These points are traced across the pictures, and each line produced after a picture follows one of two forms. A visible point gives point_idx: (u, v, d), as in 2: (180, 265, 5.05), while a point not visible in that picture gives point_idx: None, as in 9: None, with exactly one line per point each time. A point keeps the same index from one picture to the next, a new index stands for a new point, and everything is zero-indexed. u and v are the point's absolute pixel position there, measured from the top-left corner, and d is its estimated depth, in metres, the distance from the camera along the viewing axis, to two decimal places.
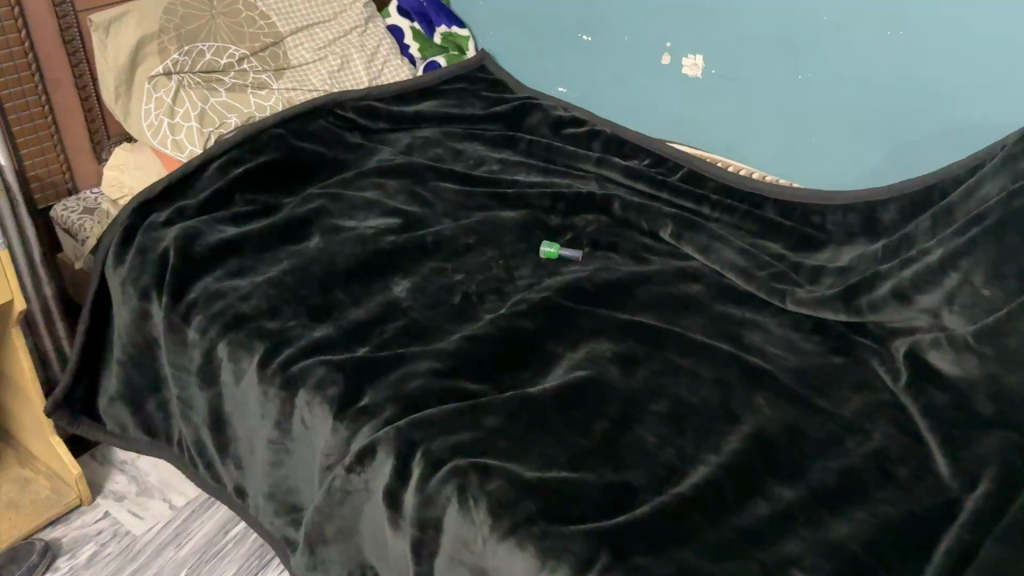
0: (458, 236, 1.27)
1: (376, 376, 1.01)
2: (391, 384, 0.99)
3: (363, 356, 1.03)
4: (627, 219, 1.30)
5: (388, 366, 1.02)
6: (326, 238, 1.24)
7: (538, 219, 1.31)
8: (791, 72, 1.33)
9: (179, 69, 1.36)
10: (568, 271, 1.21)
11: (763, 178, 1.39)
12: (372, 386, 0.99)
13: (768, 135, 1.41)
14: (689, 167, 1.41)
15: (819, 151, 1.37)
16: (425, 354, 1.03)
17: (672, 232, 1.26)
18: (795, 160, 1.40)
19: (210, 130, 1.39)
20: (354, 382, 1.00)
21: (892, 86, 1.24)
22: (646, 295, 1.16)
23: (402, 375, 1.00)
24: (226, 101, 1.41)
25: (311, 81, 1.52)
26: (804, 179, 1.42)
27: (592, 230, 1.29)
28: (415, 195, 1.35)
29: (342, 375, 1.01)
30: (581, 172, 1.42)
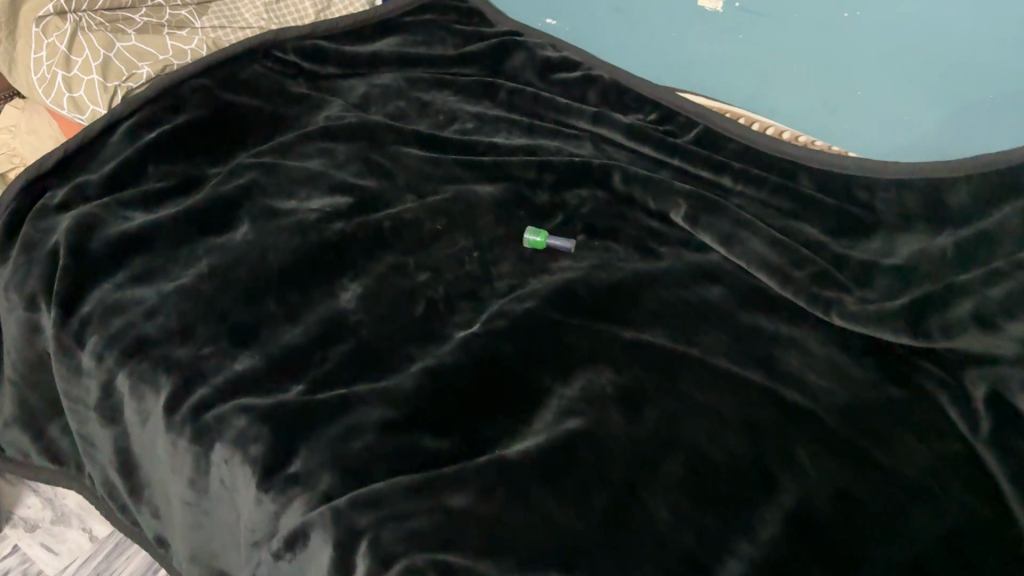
0: (423, 221, 1.03)
1: (312, 428, 0.79)
2: (332, 442, 0.77)
3: (297, 399, 0.81)
4: (630, 196, 1.07)
5: (328, 415, 0.80)
6: (259, 225, 1.00)
7: (521, 196, 1.07)
8: (833, 10, 1.07)
9: (75, 7, 1.07)
10: (558, 269, 0.98)
11: (796, 139, 1.15)
12: (307, 444, 0.78)
13: (802, 84, 1.16)
14: (706, 124, 1.16)
15: (867, 108, 1.12)
16: (376, 397, 0.81)
17: (685, 215, 1.02)
18: (834, 115, 1.16)
19: (117, 84, 1.11)
20: (284, 437, 0.78)
21: (964, 31, 0.98)
22: (654, 303, 0.93)
23: (346, 429, 0.78)
24: (137, 44, 1.13)
25: (243, 18, 1.27)
26: (843, 138, 1.17)
27: (588, 211, 1.05)
28: (371, 164, 1.10)
29: (270, 428, 0.79)
30: (574, 131, 1.18)
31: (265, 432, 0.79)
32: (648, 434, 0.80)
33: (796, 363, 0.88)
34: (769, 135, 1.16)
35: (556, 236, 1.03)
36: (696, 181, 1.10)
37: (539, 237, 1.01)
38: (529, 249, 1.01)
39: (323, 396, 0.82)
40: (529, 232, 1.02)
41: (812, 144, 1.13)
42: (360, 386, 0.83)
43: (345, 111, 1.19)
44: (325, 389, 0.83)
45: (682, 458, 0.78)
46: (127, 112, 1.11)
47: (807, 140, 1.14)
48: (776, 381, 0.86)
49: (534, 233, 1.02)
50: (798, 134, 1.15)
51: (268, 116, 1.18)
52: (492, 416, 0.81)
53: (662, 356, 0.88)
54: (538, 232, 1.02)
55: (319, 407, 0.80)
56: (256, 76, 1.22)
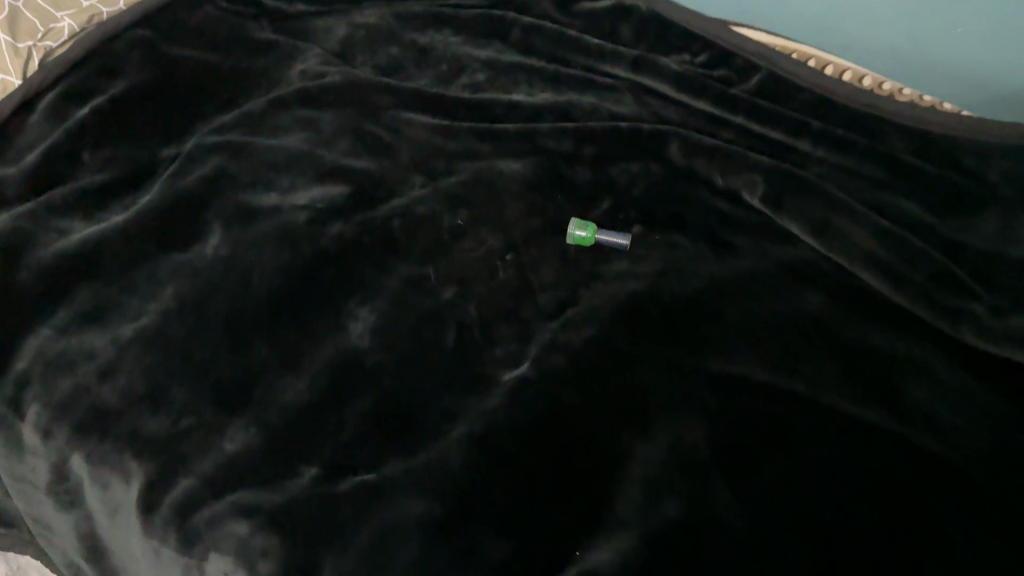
0: (439, 218, 0.84)
1: (342, 534, 0.61)
2: (370, 557, 0.60)
3: (318, 493, 0.63)
4: (690, 169, 0.87)
5: (360, 513, 0.62)
6: (234, 232, 0.79)
7: (556, 174, 0.87)
8: None
9: None
10: (614, 277, 0.79)
11: (881, 87, 0.95)
12: (336, 559, 0.60)
13: (886, 21, 0.95)
14: (773, 70, 0.95)
15: (970, 47, 0.92)
16: (418, 484, 0.64)
17: (764, 195, 0.83)
18: (925, 56, 0.96)
19: (29, 46, 0.86)
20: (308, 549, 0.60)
21: None
22: (740, 320, 0.75)
23: (386, 536, 0.61)
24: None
25: None
26: (934, 84, 0.98)
27: (639, 194, 0.86)
28: (365, 141, 0.89)
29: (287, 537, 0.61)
30: (609, 81, 0.96)
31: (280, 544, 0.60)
32: (761, 516, 0.63)
33: (921, 394, 0.71)
34: (846, 80, 0.96)
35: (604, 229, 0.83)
36: (766, 145, 0.90)
37: (586, 232, 0.81)
38: (574, 247, 0.82)
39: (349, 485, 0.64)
40: (573, 225, 0.82)
41: (899, 93, 0.94)
42: (393, 468, 0.65)
43: (324, 63, 0.96)
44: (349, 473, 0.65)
45: (806, 541, 0.62)
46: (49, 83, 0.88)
47: (893, 88, 0.95)
48: (902, 420, 0.70)
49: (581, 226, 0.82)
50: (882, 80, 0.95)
51: (229, 75, 0.94)
52: (565, 498, 0.64)
53: (760, 395, 0.71)
54: (585, 223, 0.82)
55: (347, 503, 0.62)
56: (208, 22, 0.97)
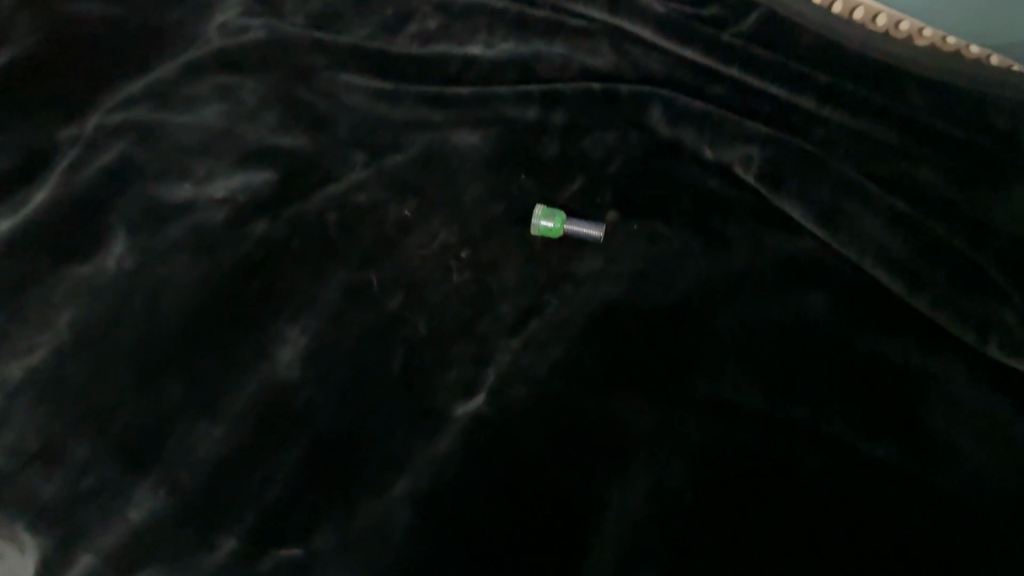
0: (382, 208, 0.72)
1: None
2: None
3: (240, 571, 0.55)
4: (674, 139, 0.74)
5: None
6: (142, 239, 0.68)
7: (520, 148, 0.75)
8: None
9: None
10: (586, 278, 0.68)
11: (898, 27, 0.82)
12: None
13: None
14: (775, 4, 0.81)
15: None
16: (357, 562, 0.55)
17: (760, 174, 0.71)
18: None
19: None
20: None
21: None
22: (732, 334, 0.65)
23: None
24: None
25: None
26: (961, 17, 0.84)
27: (616, 172, 0.74)
28: (297, 113, 0.76)
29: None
30: (582, 23, 0.82)
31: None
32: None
33: (940, 420, 0.62)
34: (857, 18, 0.83)
35: (573, 217, 0.72)
36: (764, 105, 0.77)
37: (553, 223, 0.70)
38: (540, 240, 0.71)
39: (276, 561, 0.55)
40: (538, 216, 0.71)
41: (918, 35, 0.81)
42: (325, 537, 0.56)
43: (246, 13, 0.81)
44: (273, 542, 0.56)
45: None
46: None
47: (912, 29, 0.81)
48: (919, 454, 0.60)
49: (548, 216, 0.71)
50: (899, 19, 0.82)
51: (136, 31, 0.80)
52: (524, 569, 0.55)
53: (754, 430, 0.61)
54: (552, 213, 0.70)
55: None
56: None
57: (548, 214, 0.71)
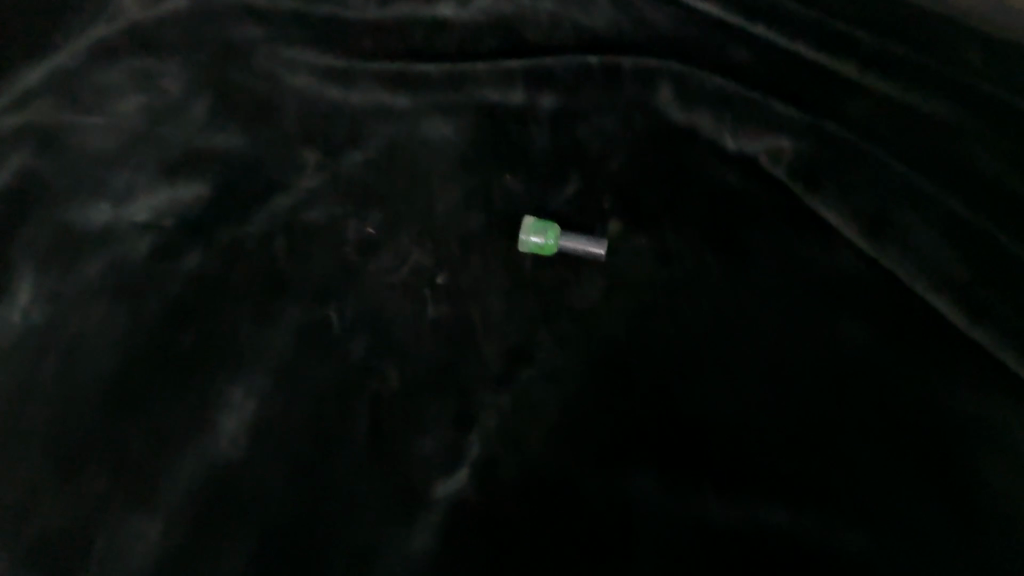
0: (340, 224, 0.60)
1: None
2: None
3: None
4: (689, 127, 0.63)
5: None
6: (48, 278, 0.56)
7: (502, 141, 0.63)
8: None
9: None
10: (585, 310, 0.58)
11: None
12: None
13: None
14: None
15: None
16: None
17: (791, 169, 0.61)
18: None
19: None
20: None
21: None
22: (762, 378, 0.54)
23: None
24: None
25: None
26: None
27: (618, 169, 0.62)
28: (232, 102, 0.64)
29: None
30: None
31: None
32: None
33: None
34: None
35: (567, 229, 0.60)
36: (796, 72, 0.63)
37: (544, 240, 0.59)
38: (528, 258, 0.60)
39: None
40: (527, 229, 0.59)
41: None
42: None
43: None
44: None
45: None
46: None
47: None
48: (1004, 532, 0.48)
49: (538, 229, 0.59)
50: None
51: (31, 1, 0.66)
52: None
53: (790, 498, 0.50)
54: (544, 226, 0.59)
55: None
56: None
57: (539, 226, 0.59)
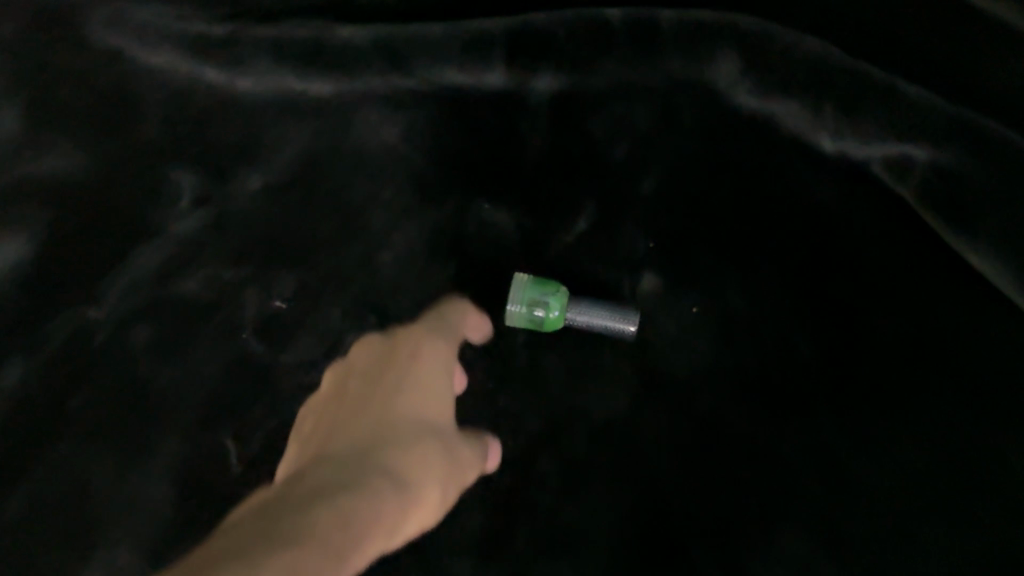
0: (237, 295, 0.40)
1: (418, 443, 0.34)
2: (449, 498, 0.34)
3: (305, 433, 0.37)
4: (764, 118, 0.42)
5: (398, 393, 0.36)
6: None
7: (479, 149, 0.43)
8: None
9: None
10: (610, 425, 0.39)
11: None
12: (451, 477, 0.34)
13: None
14: None
15: None
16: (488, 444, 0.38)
17: (922, 186, 0.40)
18: None
19: None
20: (386, 505, 0.30)
21: None
22: (883, 530, 0.36)
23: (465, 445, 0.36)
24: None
25: None
26: None
27: (654, 188, 0.42)
28: (58, 99, 0.42)
29: (352, 512, 0.28)
30: None
31: (359, 502, 0.29)
32: None
33: None
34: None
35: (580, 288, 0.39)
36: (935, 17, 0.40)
37: (546, 313, 0.38)
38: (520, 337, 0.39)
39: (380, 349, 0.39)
40: (521, 296, 0.39)
41: None
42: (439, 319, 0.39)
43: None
44: (362, 350, 0.39)
45: None
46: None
47: None
48: None
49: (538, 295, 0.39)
50: None
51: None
52: None
53: None
54: (545, 291, 0.39)
55: (377, 415, 0.35)
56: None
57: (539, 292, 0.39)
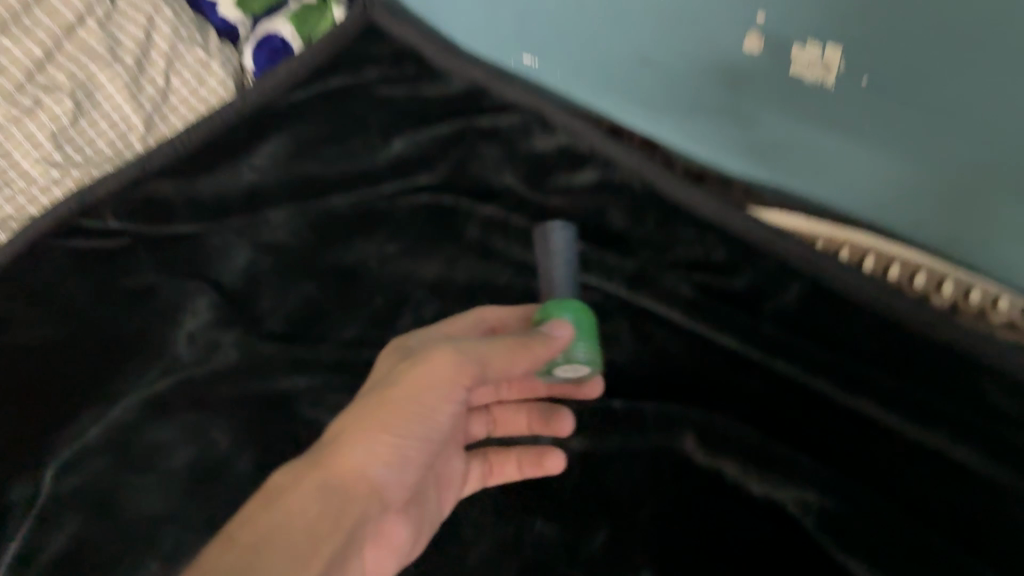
0: None
1: (358, 435, 0.52)
2: (458, 377, 0.54)
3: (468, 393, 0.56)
4: (711, 470, 0.65)
5: (373, 385, 0.55)
6: None
7: (535, 485, 0.67)
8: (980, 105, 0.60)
9: None
10: None
11: (927, 278, 0.72)
12: (387, 439, 0.52)
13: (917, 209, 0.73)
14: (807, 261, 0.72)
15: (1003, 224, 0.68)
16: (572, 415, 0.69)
17: (818, 514, 0.61)
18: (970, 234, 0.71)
19: None
20: (309, 492, 0.49)
21: None
22: None
23: (536, 337, 0.56)
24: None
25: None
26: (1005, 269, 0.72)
27: (648, 516, 0.64)
28: None
29: (281, 509, 0.47)
30: (601, 304, 0.74)
31: (291, 497, 0.48)
32: None
33: None
34: (894, 278, 0.73)
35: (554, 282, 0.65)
36: (823, 421, 0.66)
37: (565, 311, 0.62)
38: (581, 518, 0.64)
39: (386, 363, 0.57)
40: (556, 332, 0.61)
41: (962, 301, 0.71)
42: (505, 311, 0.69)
43: (186, 292, 0.70)
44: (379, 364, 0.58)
45: None
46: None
47: (957, 288, 0.71)
48: None
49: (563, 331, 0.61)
50: (939, 278, 0.72)
51: (65, 347, 0.68)
52: None
53: None
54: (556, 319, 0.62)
55: (355, 410, 0.54)
56: (21, 253, 0.71)
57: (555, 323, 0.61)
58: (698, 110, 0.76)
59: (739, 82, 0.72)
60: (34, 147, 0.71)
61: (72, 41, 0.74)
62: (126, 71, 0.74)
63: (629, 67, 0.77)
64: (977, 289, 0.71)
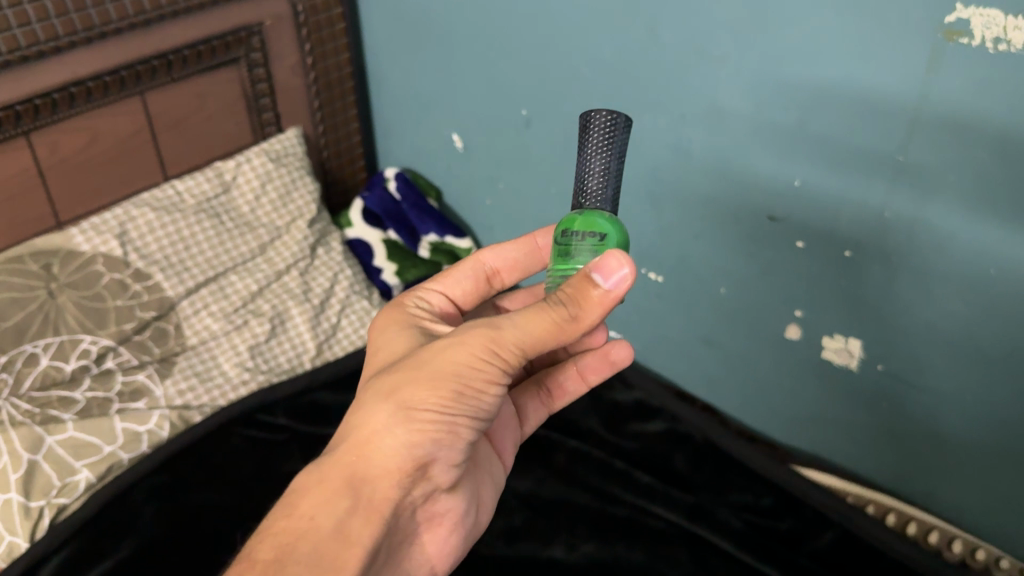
0: None
1: (374, 424, 0.48)
2: (503, 347, 0.48)
3: (518, 366, 0.50)
4: None
5: (395, 371, 0.49)
6: None
7: None
8: (936, 375, 0.80)
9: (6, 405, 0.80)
10: None
11: (936, 535, 0.86)
12: (411, 414, 0.48)
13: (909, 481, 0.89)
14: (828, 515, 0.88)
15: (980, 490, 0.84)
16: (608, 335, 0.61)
17: None
18: (960, 499, 0.86)
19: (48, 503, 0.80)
20: (320, 505, 0.47)
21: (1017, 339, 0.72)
22: None
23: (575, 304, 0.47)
24: (121, 369, 0.89)
25: (209, 343, 0.94)
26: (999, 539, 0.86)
27: None
28: None
29: (296, 526, 0.46)
30: (664, 527, 0.89)
31: (310, 512, 0.47)
32: None
33: None
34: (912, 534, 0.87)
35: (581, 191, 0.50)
36: None
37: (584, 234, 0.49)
38: None
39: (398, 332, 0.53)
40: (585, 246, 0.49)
41: (972, 557, 0.84)
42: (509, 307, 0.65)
43: None
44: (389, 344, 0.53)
45: None
46: (13, 507, 0.78)
47: (965, 547, 0.85)
48: None
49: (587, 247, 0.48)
50: (950, 538, 0.86)
51: (229, 512, 0.84)
52: None
53: None
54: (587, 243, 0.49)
55: (371, 400, 0.49)
56: (207, 433, 0.89)
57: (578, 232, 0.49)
58: (746, 380, 0.97)
59: (781, 361, 0.92)
60: (235, 353, 0.95)
61: (278, 283, 1.00)
62: (312, 308, 1.00)
63: (694, 347, 1.00)
64: (983, 548, 0.84)
